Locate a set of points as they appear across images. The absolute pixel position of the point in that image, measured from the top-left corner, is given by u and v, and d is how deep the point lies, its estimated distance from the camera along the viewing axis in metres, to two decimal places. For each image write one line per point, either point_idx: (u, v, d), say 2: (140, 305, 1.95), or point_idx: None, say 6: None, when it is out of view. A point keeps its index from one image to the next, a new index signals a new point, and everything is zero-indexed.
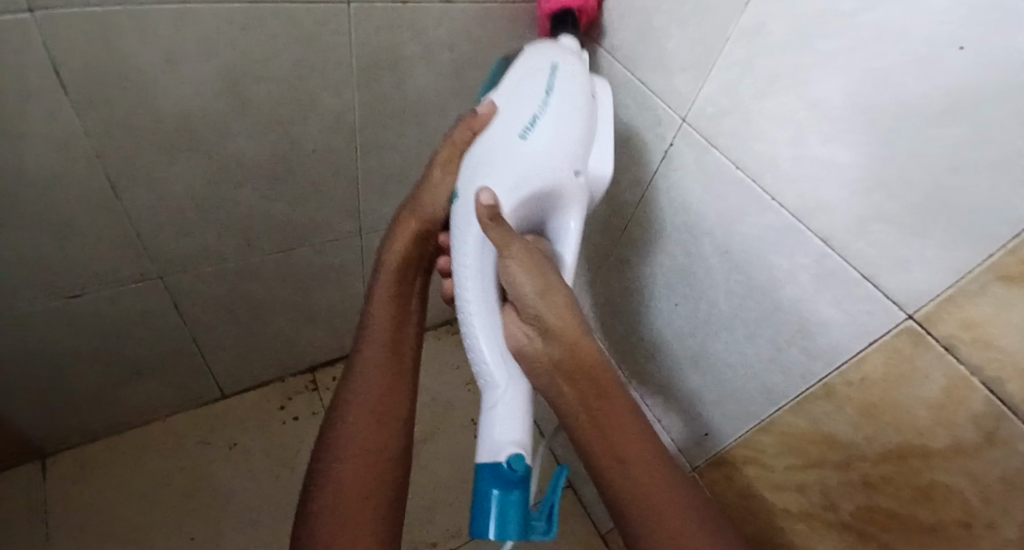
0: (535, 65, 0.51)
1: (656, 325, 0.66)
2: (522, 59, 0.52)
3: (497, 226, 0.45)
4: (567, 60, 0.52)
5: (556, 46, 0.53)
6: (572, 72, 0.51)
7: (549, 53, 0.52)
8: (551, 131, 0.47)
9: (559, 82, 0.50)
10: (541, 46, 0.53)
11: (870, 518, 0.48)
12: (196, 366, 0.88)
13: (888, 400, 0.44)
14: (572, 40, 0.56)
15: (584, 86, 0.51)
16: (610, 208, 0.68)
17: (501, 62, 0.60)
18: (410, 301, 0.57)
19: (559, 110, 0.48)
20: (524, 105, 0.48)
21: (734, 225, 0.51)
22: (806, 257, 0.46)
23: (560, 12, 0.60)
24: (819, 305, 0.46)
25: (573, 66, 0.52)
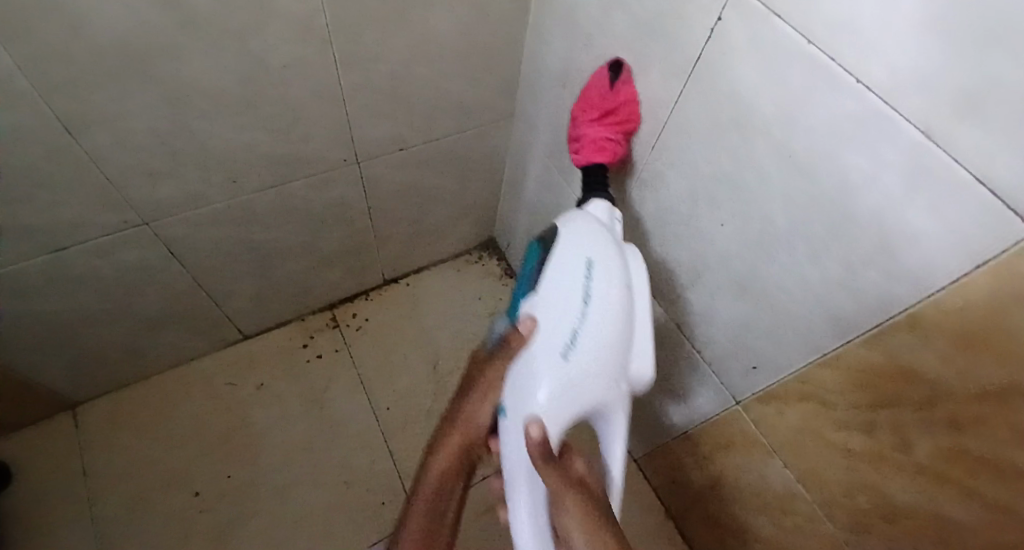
0: (571, 258, 0.49)
1: (697, 246, 0.57)
2: (560, 256, 0.49)
3: (551, 469, 0.42)
4: (600, 237, 0.50)
5: (592, 231, 0.51)
6: (602, 250, 0.49)
7: (586, 236, 0.50)
8: (587, 346, 0.45)
9: (593, 286, 0.47)
10: (575, 217, 0.53)
11: (953, 462, 0.41)
12: (209, 313, 0.85)
13: (993, 332, 0.35)
14: (604, 207, 0.55)
15: (617, 273, 0.49)
16: (637, 110, 0.57)
17: (539, 238, 0.53)
18: (449, 507, 0.54)
19: (592, 326, 0.46)
20: (564, 320, 0.46)
21: (801, 119, 0.40)
22: (897, 151, 0.35)
23: (603, 128, 0.57)
24: (910, 212, 0.36)
25: (603, 244, 0.50)
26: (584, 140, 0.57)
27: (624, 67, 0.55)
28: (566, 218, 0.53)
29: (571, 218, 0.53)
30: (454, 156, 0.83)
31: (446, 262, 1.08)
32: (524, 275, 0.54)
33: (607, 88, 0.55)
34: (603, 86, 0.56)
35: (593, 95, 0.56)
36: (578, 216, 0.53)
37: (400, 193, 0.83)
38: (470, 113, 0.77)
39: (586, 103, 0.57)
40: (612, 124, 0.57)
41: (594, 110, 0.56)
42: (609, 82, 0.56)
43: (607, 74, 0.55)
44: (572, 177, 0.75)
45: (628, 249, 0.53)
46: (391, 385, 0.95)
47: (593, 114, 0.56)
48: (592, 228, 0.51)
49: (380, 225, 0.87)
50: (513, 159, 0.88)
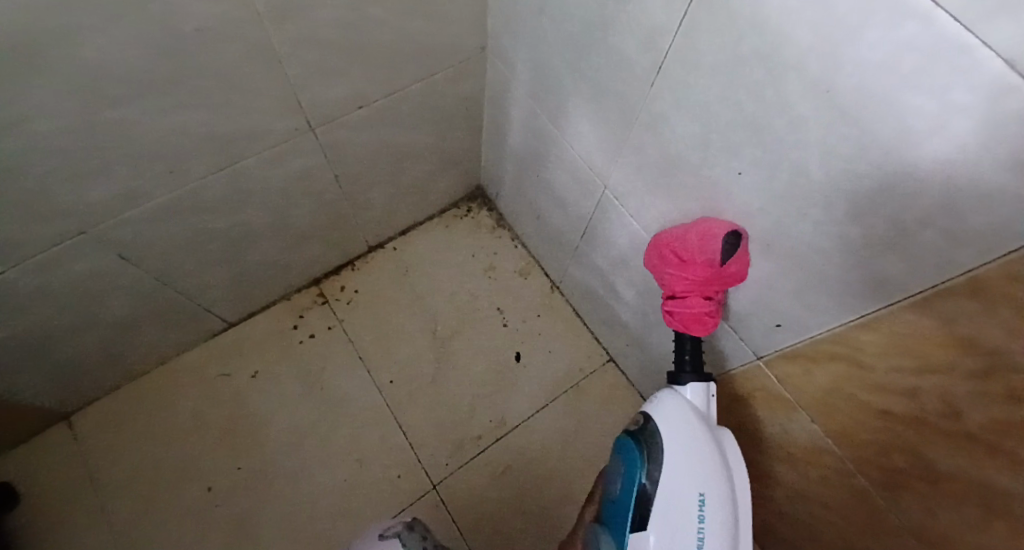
0: (682, 499, 0.44)
1: (710, 198, 0.50)
2: (670, 485, 0.45)
3: None
4: (708, 465, 0.45)
5: (704, 457, 0.45)
6: (709, 467, 0.45)
7: (699, 470, 0.45)
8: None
9: (709, 531, 0.43)
10: (678, 426, 0.47)
11: (1008, 434, 0.36)
12: (186, 307, 0.79)
13: None
14: (701, 392, 0.50)
15: (730, 519, 0.44)
16: (635, 43, 0.48)
17: (647, 463, 0.47)
18: None
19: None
20: (678, 538, 0.43)
21: (844, 53, 0.32)
22: (974, 93, 0.28)
23: (698, 292, 0.52)
24: (985, 169, 0.29)
25: (717, 471, 0.45)
26: (682, 304, 0.52)
27: (738, 241, 0.48)
28: (669, 432, 0.47)
29: (678, 434, 0.46)
30: (425, 107, 0.73)
31: (433, 219, 1.00)
32: (627, 486, 0.48)
33: (717, 261, 0.49)
34: (710, 268, 0.49)
35: (697, 259, 0.50)
36: (675, 415, 0.48)
37: (371, 155, 0.75)
38: (437, 57, 0.66)
39: (689, 256, 0.51)
40: (710, 290, 0.51)
41: (697, 276, 0.50)
42: (718, 256, 0.48)
43: (721, 243, 0.48)
44: (562, 120, 0.66)
45: (726, 445, 0.48)
46: (391, 357, 0.91)
47: (696, 281, 0.51)
48: (705, 456, 0.45)
49: (354, 192, 0.79)
50: (493, 102, 0.78)
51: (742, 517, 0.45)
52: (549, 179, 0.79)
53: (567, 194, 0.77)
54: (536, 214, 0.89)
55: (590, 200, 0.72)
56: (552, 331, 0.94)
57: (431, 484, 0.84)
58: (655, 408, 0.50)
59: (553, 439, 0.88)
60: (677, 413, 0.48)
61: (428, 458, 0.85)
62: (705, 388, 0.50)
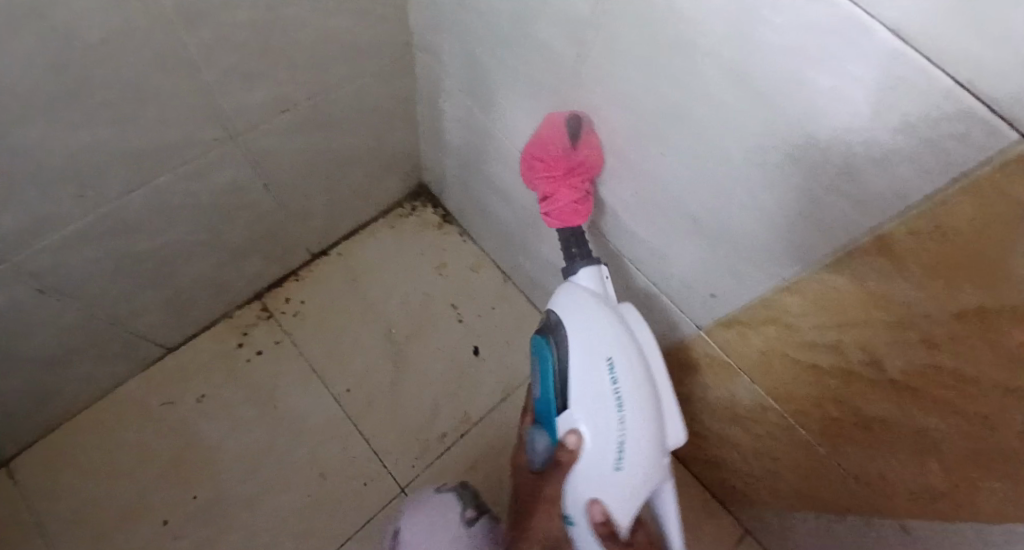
0: (593, 372, 0.45)
1: (639, 180, 0.52)
2: (580, 362, 0.46)
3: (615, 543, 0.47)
4: (615, 337, 0.46)
5: (608, 332, 0.46)
6: (616, 341, 0.46)
7: (603, 342, 0.46)
8: (625, 432, 0.44)
9: (624, 387, 0.45)
10: (578, 309, 0.48)
11: (927, 377, 0.40)
12: (119, 335, 0.75)
13: (972, 253, 0.31)
14: (594, 276, 0.51)
15: (641, 377, 0.46)
16: (556, 31, 0.49)
17: (554, 343, 0.48)
18: None
19: (634, 438, 0.45)
20: (598, 415, 0.45)
21: (746, 32, 0.34)
22: (864, 63, 0.29)
23: (566, 183, 0.55)
24: (880, 133, 0.31)
25: (625, 339, 0.46)
26: (555, 201, 0.57)
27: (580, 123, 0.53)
28: (572, 321, 0.47)
29: (578, 319, 0.47)
30: (356, 107, 0.71)
31: (377, 222, 0.99)
32: (545, 373, 0.49)
33: (566, 149, 0.54)
34: (563, 156, 0.55)
35: (553, 154, 0.55)
36: (574, 305, 0.48)
37: (304, 161, 0.73)
38: (362, 56, 0.64)
39: (549, 156, 0.56)
40: (575, 176, 0.55)
41: (556, 169, 0.55)
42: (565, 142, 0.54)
43: (564, 132, 0.54)
44: (494, 111, 0.66)
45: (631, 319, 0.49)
46: (346, 366, 0.89)
47: (556, 175, 0.56)
48: (608, 328, 0.46)
49: (290, 201, 0.77)
50: (426, 98, 0.77)
51: (657, 381, 0.47)
52: (489, 172, 0.79)
53: (509, 186, 0.77)
54: (481, 209, 0.89)
55: (530, 189, 0.72)
56: (507, 324, 0.95)
57: (399, 489, 0.83)
58: (556, 303, 0.50)
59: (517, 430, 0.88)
60: (575, 300, 0.49)
61: (394, 462, 0.85)
62: (602, 271, 0.52)
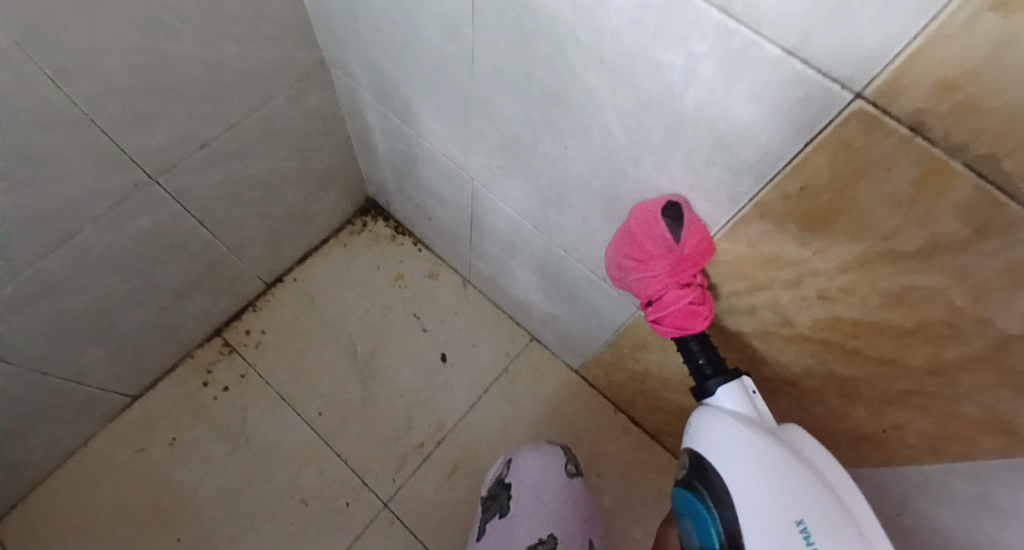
0: (776, 522, 0.34)
1: (550, 172, 0.52)
2: (754, 511, 0.36)
3: None
4: (789, 474, 0.36)
5: (772, 464, 0.37)
6: (785, 472, 0.36)
7: (774, 481, 0.36)
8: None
9: (822, 543, 0.33)
10: (736, 444, 0.39)
11: (833, 329, 0.40)
12: (74, 392, 0.75)
13: (839, 207, 0.32)
14: (738, 394, 0.42)
15: (834, 512, 0.35)
16: (443, 38, 0.49)
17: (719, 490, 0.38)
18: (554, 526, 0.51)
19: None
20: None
21: (598, 18, 0.34)
22: (702, 37, 0.30)
23: (676, 286, 0.42)
24: (733, 103, 0.32)
25: (803, 474, 0.37)
26: (666, 308, 0.43)
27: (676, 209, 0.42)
28: (725, 460, 0.38)
29: (733, 453, 0.38)
30: (275, 133, 0.71)
31: (328, 241, 0.98)
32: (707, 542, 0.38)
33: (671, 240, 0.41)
34: (665, 252, 0.41)
35: (652, 249, 0.42)
36: (720, 438, 0.40)
37: (233, 193, 0.72)
38: (270, 82, 0.64)
39: (648, 255, 0.42)
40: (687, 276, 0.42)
41: (662, 269, 0.42)
42: (666, 235, 0.41)
43: (664, 220, 0.41)
44: (412, 120, 0.66)
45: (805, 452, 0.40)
46: (314, 389, 0.89)
47: (665, 274, 0.42)
48: (774, 461, 0.37)
49: (227, 234, 0.77)
50: (351, 116, 0.77)
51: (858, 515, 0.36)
52: (422, 178, 0.78)
53: (444, 190, 0.77)
54: (425, 215, 0.90)
55: (462, 191, 0.72)
56: (470, 324, 0.95)
57: (382, 502, 0.84)
58: (703, 445, 0.41)
59: (492, 428, 0.89)
60: (724, 431, 0.40)
61: (374, 477, 0.85)
62: (757, 398, 0.43)
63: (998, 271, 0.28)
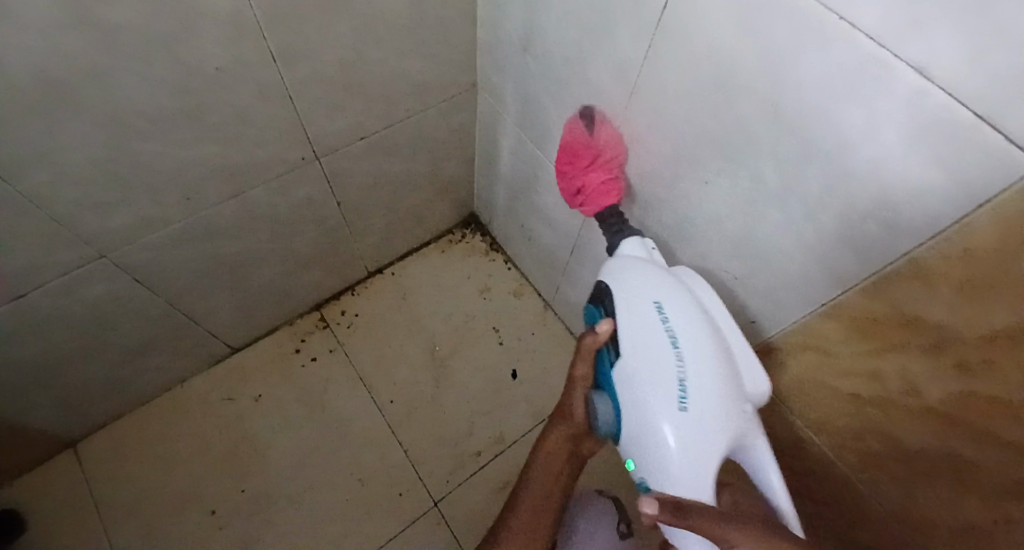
0: (642, 322, 0.46)
1: (682, 211, 0.56)
2: (631, 317, 0.47)
3: None
4: (664, 284, 0.48)
5: (654, 275, 0.49)
6: (694, 332, 0.44)
7: (655, 298, 0.46)
8: (699, 425, 0.41)
9: (675, 325, 0.45)
10: (625, 271, 0.50)
11: (965, 404, 0.39)
12: (192, 331, 0.82)
13: (1008, 274, 0.32)
14: (641, 244, 0.54)
15: (703, 321, 0.46)
16: (610, 73, 0.54)
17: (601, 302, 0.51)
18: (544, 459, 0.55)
19: (708, 432, 0.41)
20: (651, 349, 0.44)
21: (781, 73, 0.38)
22: (891, 98, 0.33)
23: (587, 168, 0.60)
24: (906, 164, 0.34)
25: (699, 328, 0.45)
26: (592, 190, 0.60)
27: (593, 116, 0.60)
28: (619, 284, 0.49)
29: (625, 276, 0.49)
30: (421, 138, 0.78)
31: (429, 245, 1.05)
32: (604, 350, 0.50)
33: (586, 140, 0.60)
34: (585, 145, 0.60)
35: (578, 146, 0.60)
36: (630, 267, 0.50)
37: (371, 184, 0.80)
38: (432, 93, 0.72)
39: (574, 151, 0.60)
40: (598, 163, 0.59)
41: (584, 157, 0.60)
42: (586, 133, 0.60)
43: (583, 124, 0.60)
44: (548, 145, 0.72)
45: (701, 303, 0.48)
46: (391, 378, 0.94)
47: (585, 163, 0.60)
48: (660, 283, 0.48)
49: (355, 220, 0.84)
50: (486, 135, 0.84)
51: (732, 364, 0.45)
52: (538, 203, 0.84)
53: (557, 216, 0.82)
54: (527, 237, 0.95)
55: (576, 218, 0.77)
56: (548, 349, 0.98)
57: (432, 501, 0.85)
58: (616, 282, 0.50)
59: None
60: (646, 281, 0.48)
61: (428, 475, 0.87)
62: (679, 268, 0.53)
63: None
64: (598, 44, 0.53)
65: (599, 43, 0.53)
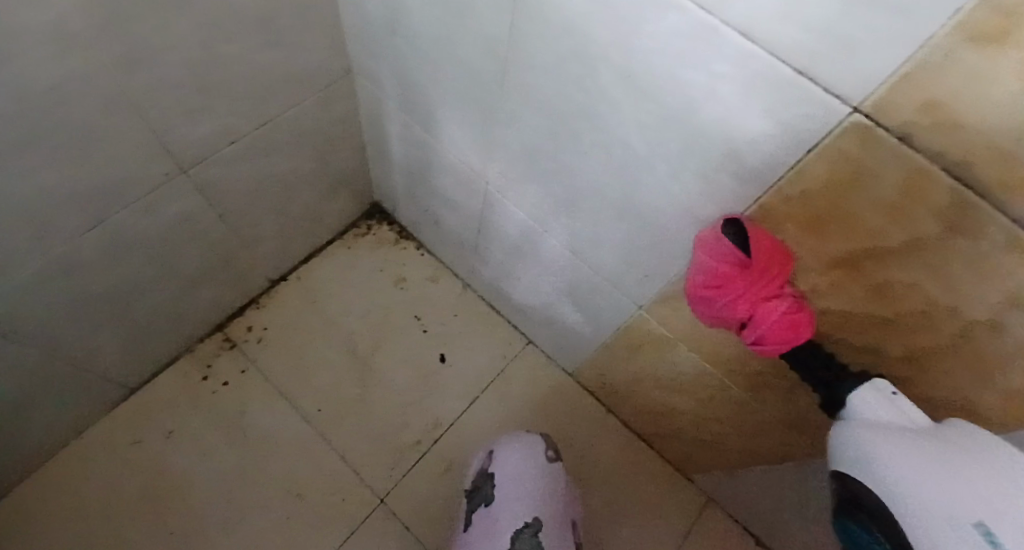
0: (889, 487, 0.34)
1: (568, 180, 0.58)
2: (873, 475, 0.35)
3: None
4: (894, 436, 0.36)
5: (876, 429, 0.37)
6: (937, 464, 0.32)
7: (881, 447, 0.36)
8: (968, 491, 0.30)
9: (912, 464, 0.33)
10: (840, 436, 0.39)
11: (819, 321, 0.46)
12: (78, 377, 0.75)
13: (838, 209, 0.38)
14: (873, 390, 0.41)
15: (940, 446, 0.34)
16: (480, 51, 0.54)
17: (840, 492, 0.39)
18: None
19: (1013, 525, 0.27)
20: (939, 518, 0.30)
21: (631, 41, 0.40)
22: (726, 58, 0.35)
23: (750, 298, 0.42)
24: (746, 117, 0.37)
25: (917, 443, 0.34)
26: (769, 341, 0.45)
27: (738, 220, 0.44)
28: (839, 450, 0.39)
29: (852, 441, 0.38)
30: (301, 134, 0.74)
31: (333, 243, 1.01)
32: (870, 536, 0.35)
33: (740, 256, 0.43)
34: (741, 267, 0.42)
35: (727, 270, 0.43)
36: (840, 433, 0.39)
37: (255, 190, 0.75)
38: (302, 85, 0.68)
39: (727, 276, 0.43)
40: (761, 293, 0.42)
41: (748, 285, 0.42)
42: (739, 247, 0.43)
43: (729, 238, 0.43)
44: (435, 127, 0.71)
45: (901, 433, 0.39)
46: (313, 386, 0.91)
47: (747, 292, 0.42)
48: (879, 434, 0.37)
49: (243, 229, 0.80)
50: (371, 123, 0.82)
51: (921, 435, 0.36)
52: (436, 185, 0.83)
53: (456, 197, 0.82)
54: (432, 221, 0.94)
55: (474, 197, 0.77)
56: (470, 328, 0.99)
57: (377, 499, 0.85)
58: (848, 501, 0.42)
59: (487, 428, 0.92)
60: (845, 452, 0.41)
61: (370, 475, 0.87)
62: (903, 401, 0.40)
63: (966, 264, 0.33)
64: (462, 20, 0.52)
65: (465, 21, 0.52)
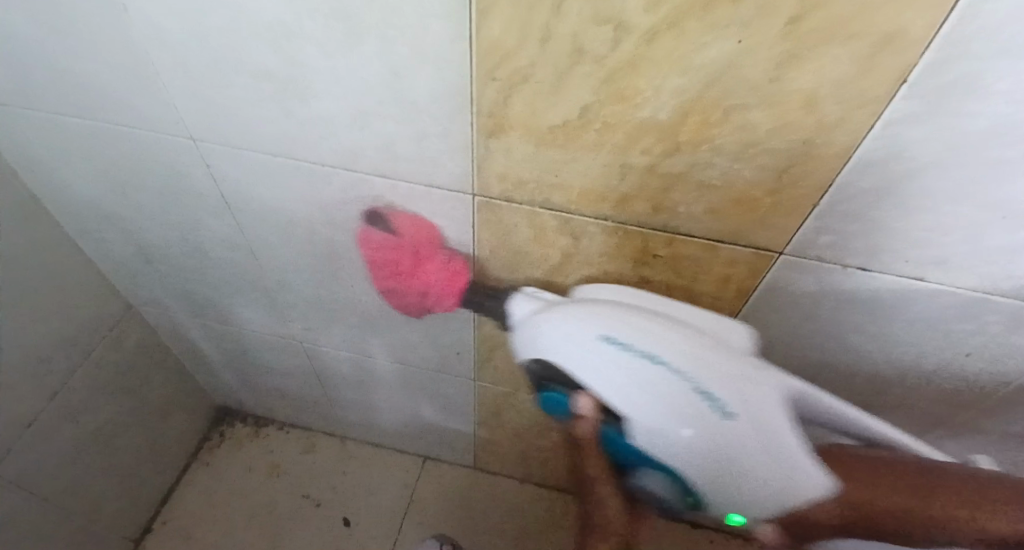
0: (633, 387, 0.41)
1: (352, 310, 0.67)
2: (600, 365, 0.42)
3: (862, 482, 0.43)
4: (600, 318, 0.43)
5: (569, 323, 0.44)
6: (638, 336, 0.41)
7: (586, 354, 0.43)
8: (684, 356, 0.40)
9: (634, 348, 0.41)
10: (525, 329, 0.47)
11: None
12: None
13: (517, 254, 0.51)
14: (528, 300, 0.49)
15: (620, 308, 0.43)
16: (225, 248, 0.63)
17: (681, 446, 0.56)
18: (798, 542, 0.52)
19: (672, 350, 0.40)
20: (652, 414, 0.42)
21: (320, 202, 0.51)
22: (382, 192, 0.48)
23: (404, 258, 0.54)
24: (421, 222, 0.50)
25: (602, 314, 0.43)
26: (426, 286, 0.55)
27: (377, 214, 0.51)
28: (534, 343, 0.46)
29: (551, 342, 0.44)
30: (96, 384, 0.79)
31: (191, 467, 1.05)
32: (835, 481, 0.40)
33: (393, 237, 0.51)
34: (393, 247, 0.53)
35: (393, 255, 0.54)
36: (525, 331, 0.48)
37: (71, 456, 0.79)
38: (79, 343, 0.75)
39: (390, 263, 0.55)
40: (417, 256, 0.53)
41: (404, 259, 0.54)
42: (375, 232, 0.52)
43: (374, 230, 0.52)
44: (231, 316, 0.78)
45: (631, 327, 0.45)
46: None
47: (408, 266, 0.54)
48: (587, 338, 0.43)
49: (73, 498, 0.81)
50: (173, 334, 0.87)
51: (728, 354, 0.41)
52: (262, 361, 0.88)
53: (283, 363, 0.87)
54: (278, 394, 0.99)
55: (299, 356, 0.83)
56: (356, 473, 1.05)
57: None
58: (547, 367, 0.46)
59: None
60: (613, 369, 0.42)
61: None
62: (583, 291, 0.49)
63: (602, 253, 0.48)
64: (203, 232, 0.61)
65: (203, 231, 0.61)
